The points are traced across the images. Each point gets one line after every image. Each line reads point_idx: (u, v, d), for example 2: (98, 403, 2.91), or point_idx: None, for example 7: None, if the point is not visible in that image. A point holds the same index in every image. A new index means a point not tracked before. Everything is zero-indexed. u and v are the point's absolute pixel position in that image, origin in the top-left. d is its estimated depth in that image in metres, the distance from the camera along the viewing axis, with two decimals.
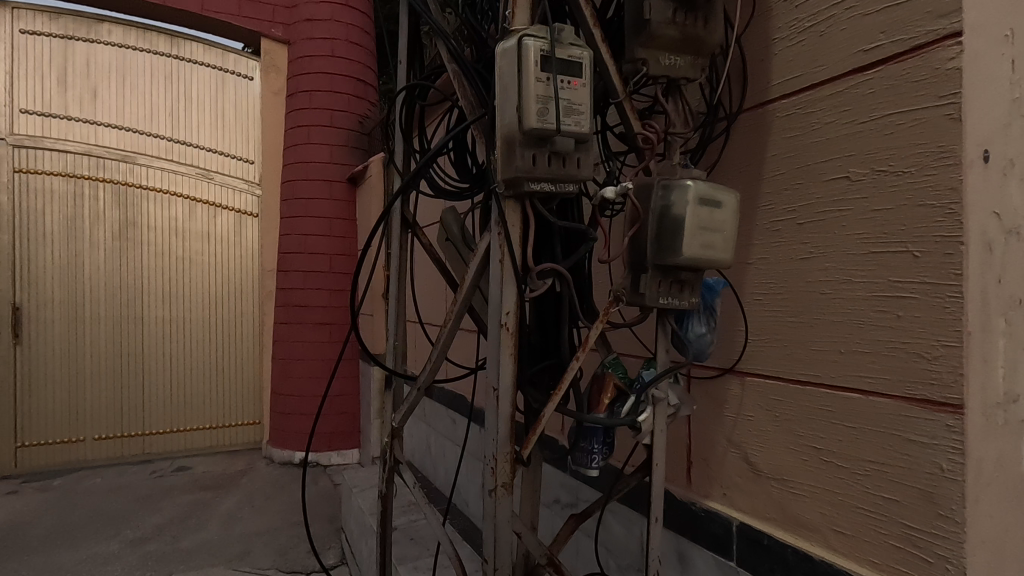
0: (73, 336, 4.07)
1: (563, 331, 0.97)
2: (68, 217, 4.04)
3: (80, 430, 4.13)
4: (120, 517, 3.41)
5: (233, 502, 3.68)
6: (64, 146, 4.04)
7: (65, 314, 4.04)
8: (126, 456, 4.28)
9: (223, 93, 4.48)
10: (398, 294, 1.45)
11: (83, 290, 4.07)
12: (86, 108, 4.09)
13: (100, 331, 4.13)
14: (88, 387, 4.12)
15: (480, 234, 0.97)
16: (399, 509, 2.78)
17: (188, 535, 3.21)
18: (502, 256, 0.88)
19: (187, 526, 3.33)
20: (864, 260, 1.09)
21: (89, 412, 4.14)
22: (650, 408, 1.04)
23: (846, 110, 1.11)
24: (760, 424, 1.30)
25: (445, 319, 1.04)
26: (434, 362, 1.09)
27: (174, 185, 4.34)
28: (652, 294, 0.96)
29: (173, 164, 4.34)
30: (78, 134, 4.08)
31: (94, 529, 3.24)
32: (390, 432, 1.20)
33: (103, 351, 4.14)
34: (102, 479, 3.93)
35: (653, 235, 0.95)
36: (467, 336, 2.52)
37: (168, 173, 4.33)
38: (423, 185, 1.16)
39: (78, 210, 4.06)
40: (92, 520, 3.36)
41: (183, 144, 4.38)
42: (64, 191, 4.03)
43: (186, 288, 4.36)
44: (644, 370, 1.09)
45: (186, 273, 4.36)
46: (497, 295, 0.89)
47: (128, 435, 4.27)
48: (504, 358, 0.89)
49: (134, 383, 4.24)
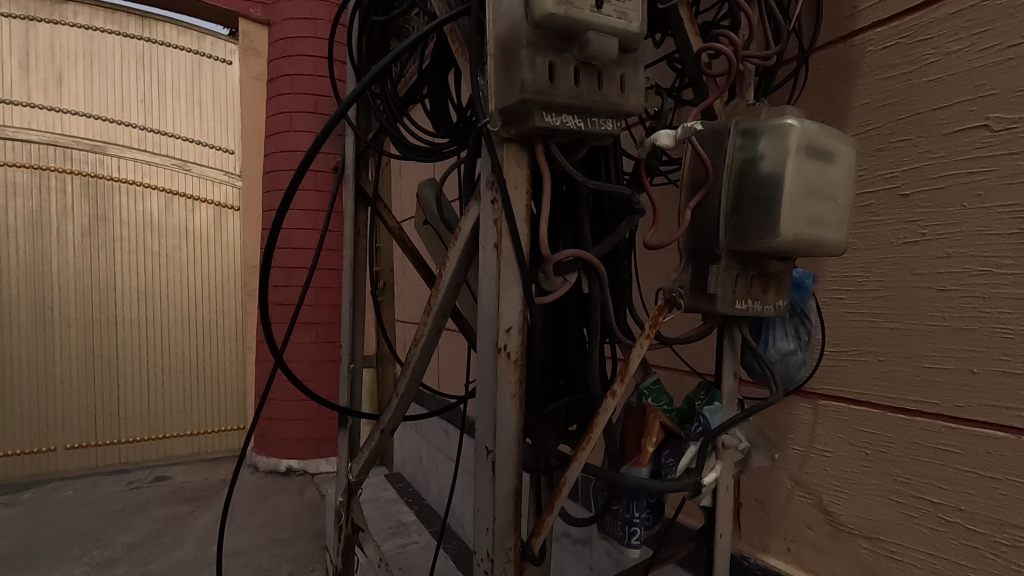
0: (40, 337, 3.54)
1: (592, 351, 0.64)
2: (31, 213, 3.48)
3: (50, 439, 3.63)
4: (87, 535, 2.97)
5: (214, 515, 3.24)
6: (26, 136, 3.48)
7: (31, 317, 3.51)
8: (102, 467, 3.78)
9: (200, 80, 3.91)
10: (354, 296, 1.06)
11: (50, 288, 3.53)
12: (50, 94, 3.53)
13: (71, 334, 3.62)
14: (58, 395, 3.61)
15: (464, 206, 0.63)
16: (385, 531, 2.42)
17: (162, 555, 2.76)
18: (499, 236, 0.54)
19: (161, 546, 2.86)
20: (1010, 242, 0.76)
21: (59, 420, 3.64)
22: (718, 460, 0.72)
23: (984, 32, 0.78)
24: (844, 462, 0.98)
25: (414, 335, 0.71)
26: (403, 395, 0.76)
27: (147, 176, 3.79)
28: (726, 296, 0.64)
29: (146, 155, 3.79)
30: (42, 123, 3.52)
31: (58, 550, 2.78)
32: (346, 486, 0.86)
33: (75, 355, 3.63)
34: (74, 492, 3.45)
35: (727, 208, 0.63)
36: (455, 339, 2.24)
37: (141, 164, 3.78)
38: (385, 143, 0.83)
39: (43, 206, 3.49)
40: (58, 540, 2.89)
41: (159, 134, 3.83)
42: (28, 184, 3.47)
43: (164, 290, 3.83)
44: (702, 403, 0.76)
45: (164, 272, 3.84)
46: (487, 297, 0.56)
47: (103, 443, 3.77)
48: (503, 401, 0.56)
49: (109, 389, 3.73)
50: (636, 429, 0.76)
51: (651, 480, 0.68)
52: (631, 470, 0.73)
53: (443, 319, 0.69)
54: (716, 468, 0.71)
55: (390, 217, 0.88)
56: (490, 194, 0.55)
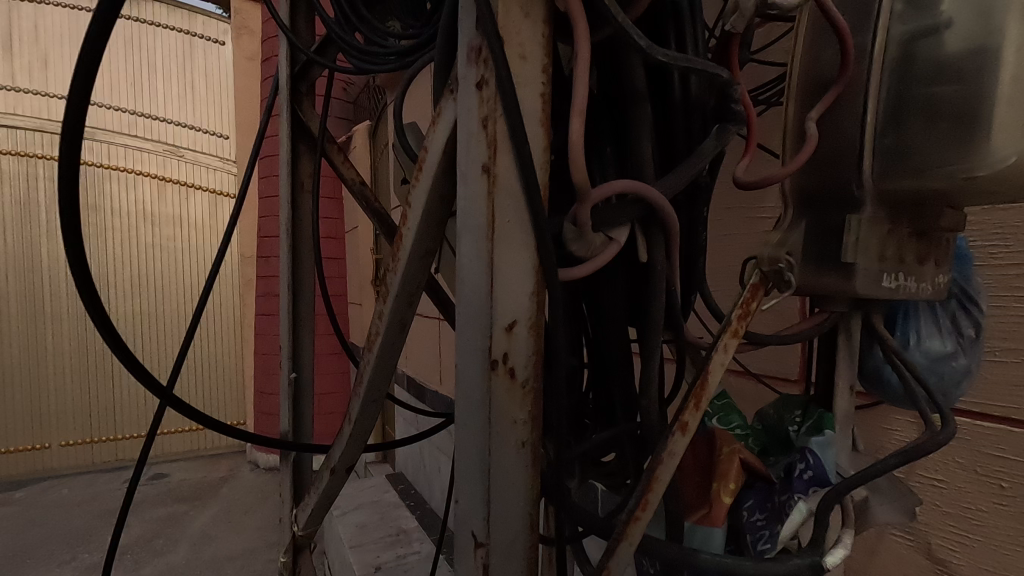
0: (30, 332, 3.01)
1: (651, 358, 0.39)
2: (17, 201, 2.97)
3: (44, 436, 3.10)
4: (73, 536, 2.53)
5: (213, 514, 2.86)
6: (10, 120, 2.99)
7: (23, 306, 2.99)
8: (99, 464, 3.23)
9: (191, 63, 3.08)
10: (295, 306, 0.63)
11: (39, 279, 3.02)
12: (36, 77, 3.03)
13: (64, 328, 3.09)
14: (49, 396, 3.06)
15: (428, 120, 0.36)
16: (381, 540, 1.94)
17: (154, 559, 2.39)
18: (491, 154, 0.29)
19: (154, 549, 2.48)
20: None
21: (53, 417, 3.10)
22: (846, 526, 0.45)
23: None
24: (964, 492, 0.68)
25: (367, 334, 0.45)
26: (360, 421, 0.51)
27: (137, 162, 3.01)
28: (870, 266, 0.40)
29: (137, 141, 3.01)
30: (28, 107, 3.02)
31: (45, 554, 2.37)
32: (291, 541, 0.62)
33: (67, 350, 3.10)
34: (69, 491, 2.96)
35: (879, 122, 0.38)
36: (426, 326, 1.79)
37: (130, 151, 3.00)
38: (343, 56, 0.56)
39: (30, 192, 2.99)
40: (49, 540, 2.49)
41: (153, 119, 3.04)
42: (12, 170, 2.97)
43: (159, 294, 3.03)
44: (794, 428, 0.53)
45: (166, 276, 3.05)
46: (470, 266, 0.31)
47: (99, 439, 3.21)
48: (503, 457, 0.31)
49: (105, 380, 3.17)
50: (702, 470, 0.51)
51: (734, 559, 0.43)
52: (697, 534, 0.48)
53: (409, 310, 0.43)
54: (845, 540, 0.45)
55: (349, 168, 0.62)
56: (474, 71, 0.29)
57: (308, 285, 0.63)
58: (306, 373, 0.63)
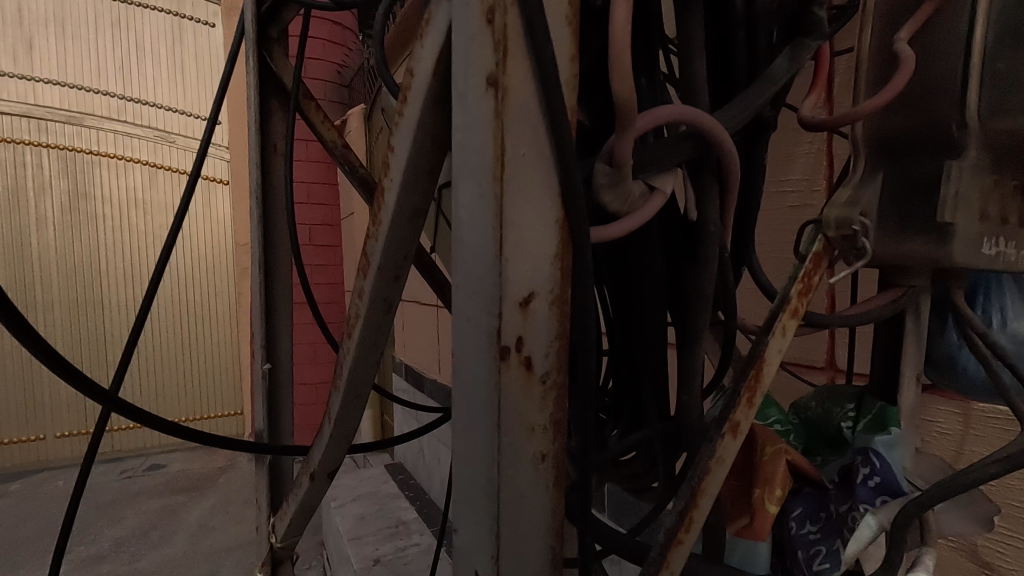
0: None
1: (695, 345, 0.32)
2: None
3: (38, 426, 2.83)
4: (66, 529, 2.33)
5: (214, 501, 2.62)
6: None
7: None
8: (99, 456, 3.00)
9: (181, 44, 2.63)
10: (268, 287, 0.54)
11: None
12: None
13: None
14: (43, 385, 2.81)
15: (413, 38, 0.28)
16: (379, 531, 1.87)
17: (153, 550, 2.18)
18: (497, 65, 0.21)
19: (150, 540, 2.26)
20: None
21: (50, 407, 2.85)
22: (926, 542, 0.38)
23: None
24: (1015, 489, 0.55)
25: (345, 318, 0.37)
26: (343, 420, 0.43)
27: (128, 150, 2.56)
28: (967, 228, 0.32)
29: (128, 126, 2.56)
30: None
31: (39, 547, 2.18)
32: (268, 555, 0.55)
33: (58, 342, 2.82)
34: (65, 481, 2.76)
35: (990, 49, 0.30)
36: (427, 312, 1.69)
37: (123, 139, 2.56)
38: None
39: None
40: (42, 533, 2.30)
41: (143, 104, 2.59)
42: None
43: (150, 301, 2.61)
44: (846, 425, 0.45)
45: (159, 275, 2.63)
46: (470, 221, 0.23)
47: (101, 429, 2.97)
48: (516, 475, 0.24)
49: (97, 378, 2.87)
50: (739, 473, 0.43)
51: None
52: (739, 548, 0.41)
53: (395, 287, 0.36)
54: (927, 562, 0.37)
55: (330, 129, 0.54)
56: None
57: (284, 263, 0.55)
58: (284, 364, 0.56)
